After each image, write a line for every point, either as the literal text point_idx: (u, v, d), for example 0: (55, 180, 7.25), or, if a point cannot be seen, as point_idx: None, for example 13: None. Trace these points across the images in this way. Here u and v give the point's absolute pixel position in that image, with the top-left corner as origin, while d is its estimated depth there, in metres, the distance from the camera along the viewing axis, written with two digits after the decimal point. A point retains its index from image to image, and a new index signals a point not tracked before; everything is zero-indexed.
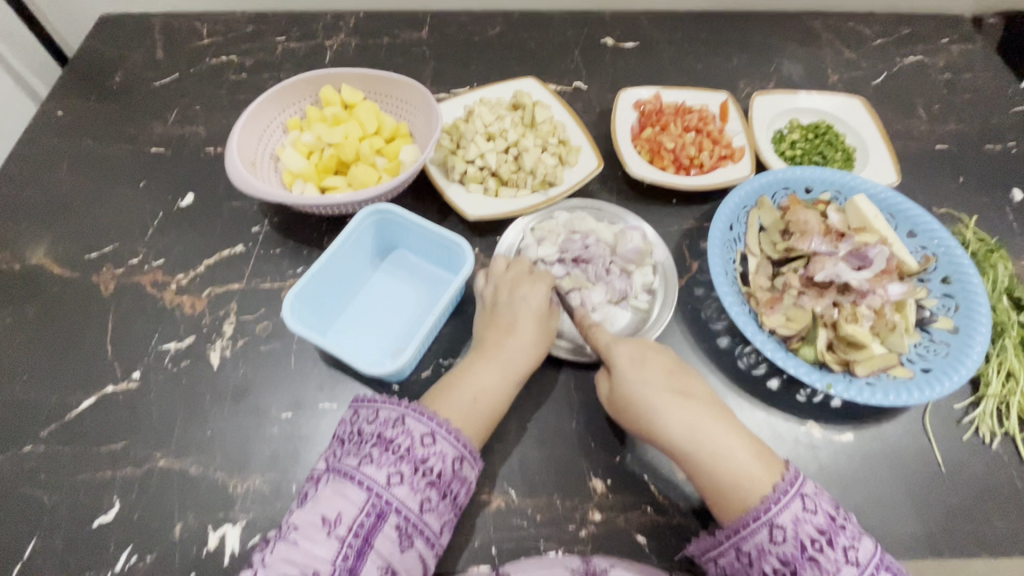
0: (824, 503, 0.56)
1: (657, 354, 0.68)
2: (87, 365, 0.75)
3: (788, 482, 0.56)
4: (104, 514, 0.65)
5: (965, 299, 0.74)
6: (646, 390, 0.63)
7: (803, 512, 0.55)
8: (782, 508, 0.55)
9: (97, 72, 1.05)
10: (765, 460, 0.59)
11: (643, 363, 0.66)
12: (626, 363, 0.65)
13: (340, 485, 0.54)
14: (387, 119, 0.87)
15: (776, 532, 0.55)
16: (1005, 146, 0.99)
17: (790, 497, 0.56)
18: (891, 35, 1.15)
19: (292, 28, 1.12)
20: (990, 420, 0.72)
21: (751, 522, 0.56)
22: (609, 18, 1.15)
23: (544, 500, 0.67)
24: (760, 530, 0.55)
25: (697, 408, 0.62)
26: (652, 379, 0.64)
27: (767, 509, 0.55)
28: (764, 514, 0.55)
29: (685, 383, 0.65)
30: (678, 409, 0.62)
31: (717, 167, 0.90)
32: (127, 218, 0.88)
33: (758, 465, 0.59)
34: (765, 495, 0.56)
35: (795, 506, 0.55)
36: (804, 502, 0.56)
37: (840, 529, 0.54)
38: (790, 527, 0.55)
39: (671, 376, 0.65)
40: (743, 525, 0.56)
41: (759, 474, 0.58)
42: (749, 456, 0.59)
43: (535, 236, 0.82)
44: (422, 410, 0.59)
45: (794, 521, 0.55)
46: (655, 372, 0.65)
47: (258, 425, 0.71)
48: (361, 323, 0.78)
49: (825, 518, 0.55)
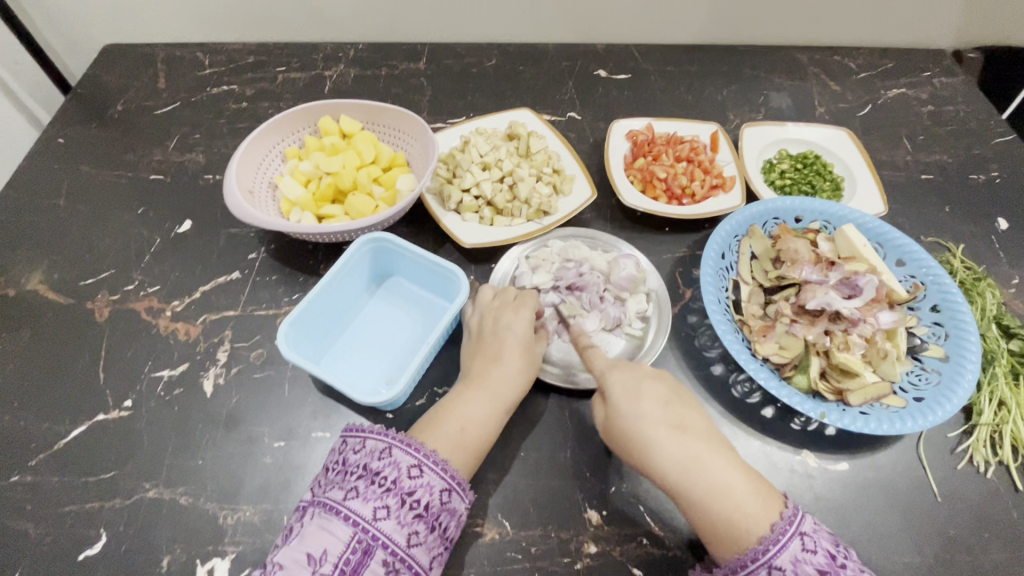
0: (824, 541, 0.56)
1: (653, 384, 0.67)
2: (79, 394, 0.74)
3: (786, 522, 0.56)
4: (90, 547, 0.64)
5: (955, 327, 0.75)
6: (640, 423, 0.63)
7: (802, 552, 0.55)
8: (781, 548, 0.55)
9: (99, 100, 1.07)
10: (764, 497, 0.58)
11: (638, 396, 0.65)
12: (620, 395, 0.65)
13: (325, 520, 0.54)
14: (384, 149, 0.88)
15: (776, 573, 0.54)
16: (989, 175, 1.02)
17: (789, 537, 0.55)
18: (875, 69, 1.19)
19: (292, 59, 1.15)
20: (983, 449, 0.72)
21: (750, 563, 0.55)
22: (602, 51, 1.18)
23: (539, 532, 0.66)
24: (759, 572, 0.55)
25: (694, 443, 0.62)
26: (648, 412, 0.64)
27: (765, 550, 0.55)
28: (763, 556, 0.55)
29: (682, 415, 0.65)
30: (672, 442, 0.61)
31: (709, 197, 0.92)
32: (123, 245, 0.88)
33: (755, 503, 0.58)
34: (763, 536, 0.56)
35: (794, 546, 0.55)
36: (804, 542, 0.55)
37: (840, 568, 0.54)
38: (789, 568, 0.54)
39: (668, 408, 0.64)
40: (741, 565, 0.56)
41: (757, 513, 0.57)
42: (747, 493, 0.58)
43: (530, 264, 0.83)
44: (409, 441, 0.59)
45: (794, 562, 0.54)
46: (651, 404, 0.65)
47: (250, 454, 0.70)
48: (355, 351, 0.78)
49: (825, 557, 0.55)
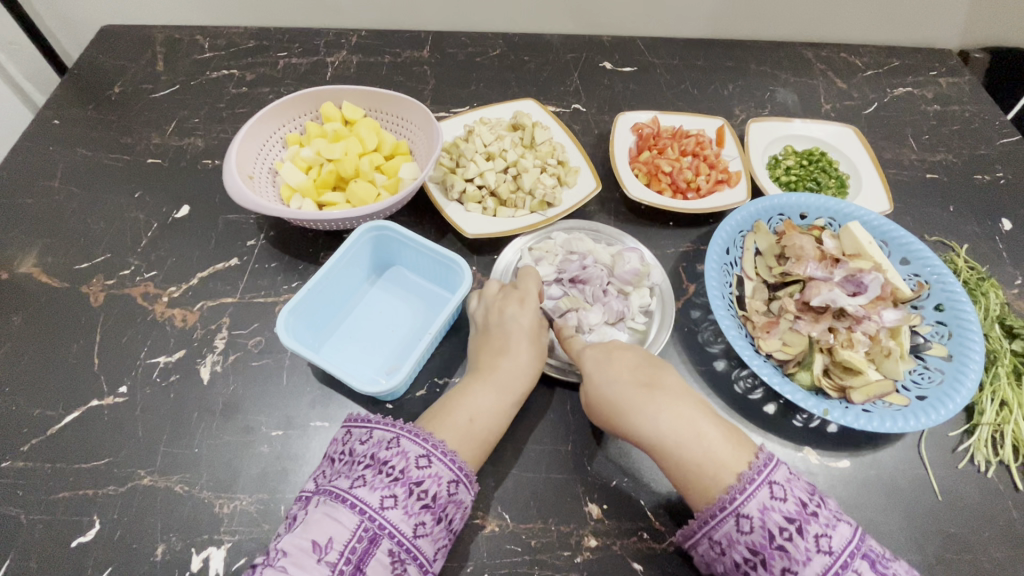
0: (796, 490, 0.55)
1: (623, 352, 0.68)
2: (72, 379, 0.73)
3: (755, 471, 0.55)
4: (83, 534, 0.63)
5: (959, 326, 0.75)
6: (610, 387, 0.64)
7: (771, 500, 0.54)
8: (748, 497, 0.54)
9: (96, 83, 1.05)
10: (734, 445, 0.59)
11: (609, 362, 0.66)
12: (591, 366, 0.67)
13: (331, 507, 0.52)
14: (387, 137, 0.87)
15: (743, 521, 0.54)
16: (993, 176, 1.01)
17: (758, 485, 0.54)
18: (882, 67, 1.18)
19: (294, 45, 1.13)
20: (985, 448, 0.72)
21: (717, 512, 0.55)
22: (608, 43, 1.17)
23: (539, 525, 0.66)
24: (727, 520, 0.55)
25: (663, 398, 0.62)
26: (618, 376, 0.65)
27: (732, 499, 0.55)
28: (730, 504, 0.55)
29: (653, 376, 0.65)
30: (643, 401, 0.62)
31: (714, 191, 0.91)
32: (120, 229, 0.87)
33: (725, 449, 0.58)
34: (731, 485, 0.56)
35: (763, 495, 0.54)
36: (773, 490, 0.54)
37: (811, 516, 0.53)
38: (756, 515, 0.54)
39: (637, 371, 0.66)
40: (711, 514, 0.55)
41: (725, 460, 0.57)
42: (717, 440, 0.59)
43: (532, 256, 0.82)
44: (417, 431, 0.58)
45: (762, 510, 0.54)
46: (620, 368, 0.66)
47: (246, 443, 0.69)
48: (354, 340, 0.77)
49: (795, 505, 0.54)
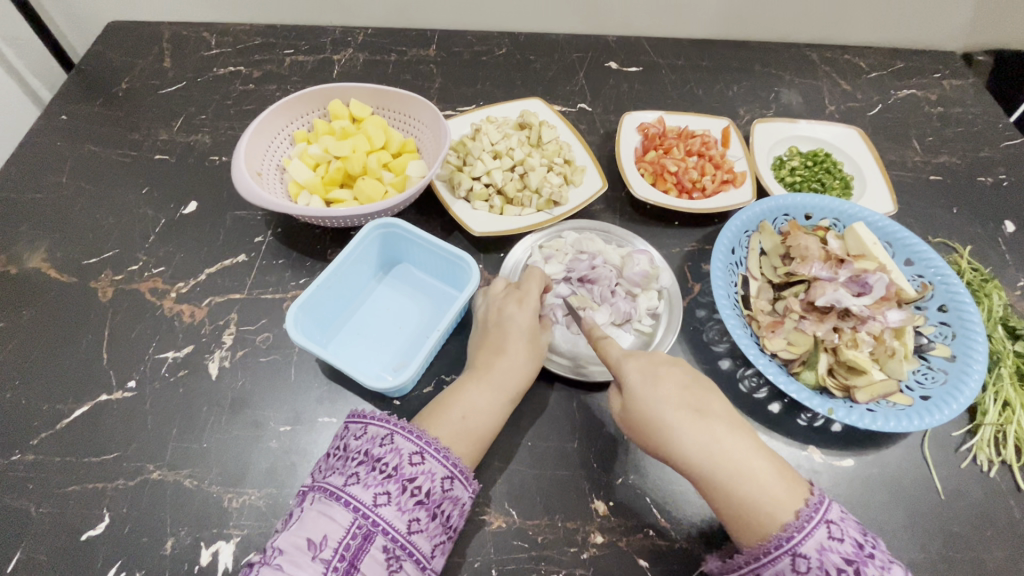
0: (851, 530, 0.54)
1: (670, 370, 0.66)
2: (81, 374, 0.73)
3: (812, 508, 0.55)
4: (92, 528, 0.63)
5: (963, 327, 0.75)
6: (659, 407, 0.62)
7: (829, 540, 0.53)
8: (805, 536, 0.54)
9: (103, 78, 1.05)
10: (788, 482, 0.58)
11: (655, 381, 0.64)
12: (637, 381, 0.65)
13: (325, 505, 0.53)
14: (395, 134, 0.87)
15: (800, 561, 0.53)
16: (996, 178, 1.02)
17: (815, 524, 0.54)
18: (886, 69, 1.19)
19: (300, 42, 1.13)
20: (988, 448, 0.72)
21: (773, 550, 0.54)
22: (614, 44, 1.18)
23: (546, 521, 0.66)
24: (782, 559, 0.54)
25: (717, 428, 0.60)
26: (667, 396, 0.63)
27: (789, 537, 0.54)
28: (787, 543, 0.54)
29: (702, 399, 0.63)
30: (695, 426, 0.61)
31: (720, 191, 0.92)
32: (127, 224, 0.87)
33: (779, 487, 0.57)
34: (788, 523, 0.55)
35: (820, 534, 0.54)
36: (830, 530, 0.54)
37: (868, 558, 0.52)
38: (814, 556, 0.53)
39: (687, 392, 0.64)
40: (763, 552, 0.55)
41: (781, 498, 0.56)
42: (771, 476, 0.58)
43: (543, 253, 0.83)
44: (410, 428, 0.58)
45: (819, 550, 0.53)
46: (668, 390, 0.64)
47: (255, 438, 0.69)
48: (362, 337, 0.77)
49: (852, 546, 0.53)
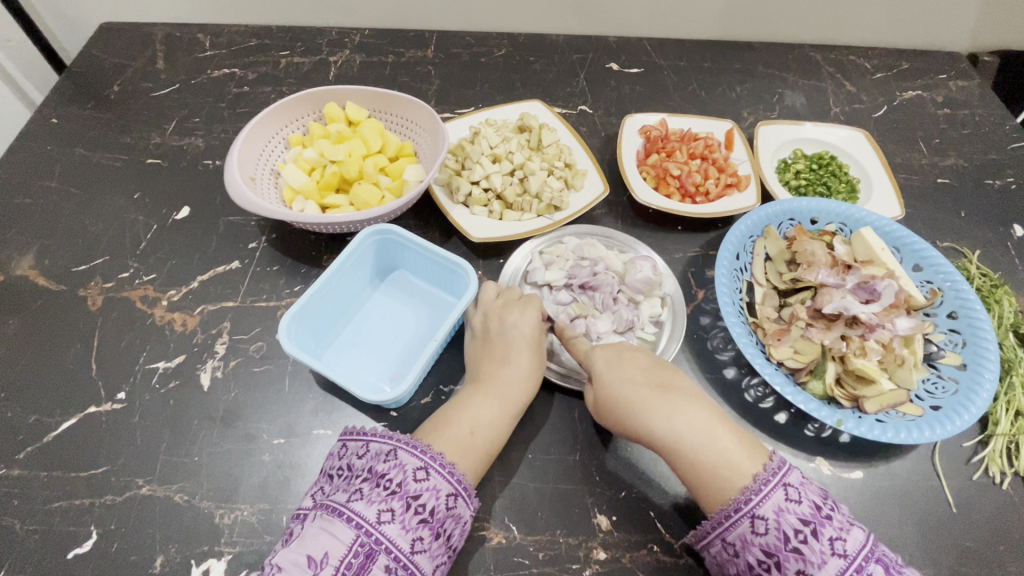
0: (809, 493, 0.54)
1: (633, 353, 0.67)
2: (70, 385, 0.71)
3: (769, 472, 0.55)
4: (79, 546, 0.61)
5: (974, 335, 0.73)
6: (622, 387, 0.63)
7: (786, 502, 0.53)
8: (763, 498, 0.54)
9: (95, 81, 1.03)
10: (749, 449, 0.58)
11: (619, 363, 0.65)
12: (601, 363, 0.66)
13: (328, 522, 0.51)
14: (392, 138, 0.85)
15: (758, 523, 0.53)
16: (1005, 181, 1.00)
17: (772, 487, 0.54)
18: (891, 69, 1.17)
19: (296, 44, 1.11)
20: (1000, 460, 0.70)
21: (733, 513, 0.54)
22: (614, 44, 1.16)
23: (547, 537, 0.64)
24: (742, 522, 0.54)
25: (678, 399, 0.61)
26: (630, 376, 0.64)
27: (747, 500, 0.54)
28: (745, 505, 0.54)
29: (665, 376, 0.64)
30: (658, 400, 0.61)
31: (723, 196, 0.90)
32: (118, 231, 0.85)
33: (740, 453, 0.57)
34: (745, 486, 0.55)
35: (777, 497, 0.54)
36: (788, 493, 0.54)
37: (825, 519, 0.52)
38: (772, 517, 0.53)
39: (649, 371, 0.65)
40: (724, 516, 0.55)
41: (740, 464, 0.56)
42: (732, 444, 0.58)
43: (543, 259, 0.81)
44: (415, 443, 0.56)
45: (776, 512, 0.53)
46: (632, 370, 0.65)
47: (247, 452, 0.68)
48: (357, 347, 0.75)
49: (809, 508, 0.53)
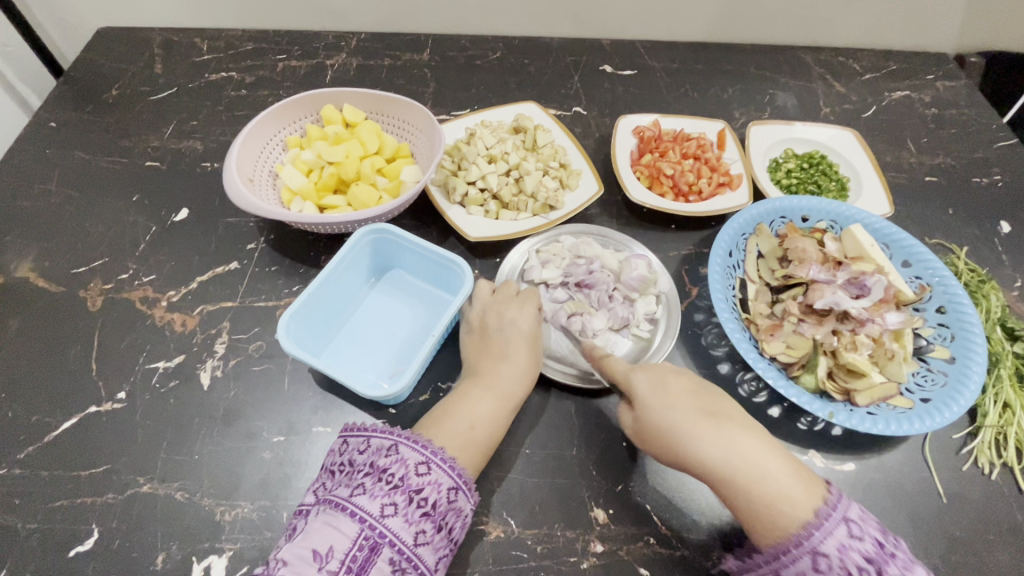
0: (871, 528, 0.54)
1: (678, 378, 0.67)
2: (69, 385, 0.72)
3: (831, 507, 0.55)
4: (80, 543, 0.62)
5: (961, 329, 0.75)
6: (670, 415, 0.62)
7: (849, 539, 0.53)
8: (826, 534, 0.53)
9: (93, 85, 1.04)
10: (806, 481, 0.57)
11: (666, 390, 0.65)
12: (647, 390, 0.65)
13: (331, 516, 0.52)
14: (389, 140, 0.86)
15: (820, 560, 0.53)
16: (991, 178, 1.02)
17: (835, 523, 0.54)
18: (879, 70, 1.19)
19: (293, 47, 1.13)
20: (988, 451, 0.72)
21: (793, 549, 0.54)
22: (608, 47, 1.17)
23: (545, 531, 0.65)
24: (803, 558, 0.54)
25: (729, 429, 0.60)
26: (680, 404, 0.63)
27: (809, 536, 0.54)
28: (807, 541, 0.54)
29: (713, 404, 0.64)
30: (709, 430, 0.60)
31: (716, 194, 0.91)
32: (117, 232, 0.86)
33: (796, 486, 0.56)
34: (807, 522, 0.54)
35: (840, 533, 0.53)
36: (850, 528, 0.54)
37: (889, 557, 0.52)
38: (835, 554, 0.53)
39: (696, 399, 0.64)
40: (784, 551, 0.54)
41: (799, 498, 0.56)
42: (788, 476, 0.57)
43: (540, 258, 0.82)
44: (415, 438, 0.57)
45: (840, 548, 0.53)
46: (679, 396, 0.64)
47: (248, 450, 0.68)
48: (356, 346, 0.76)
49: (872, 545, 0.53)
